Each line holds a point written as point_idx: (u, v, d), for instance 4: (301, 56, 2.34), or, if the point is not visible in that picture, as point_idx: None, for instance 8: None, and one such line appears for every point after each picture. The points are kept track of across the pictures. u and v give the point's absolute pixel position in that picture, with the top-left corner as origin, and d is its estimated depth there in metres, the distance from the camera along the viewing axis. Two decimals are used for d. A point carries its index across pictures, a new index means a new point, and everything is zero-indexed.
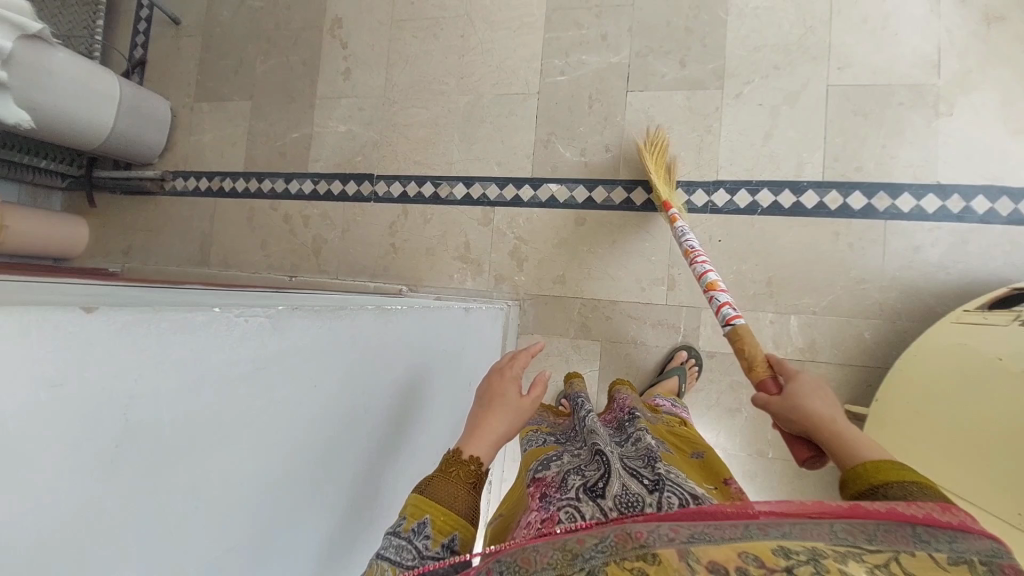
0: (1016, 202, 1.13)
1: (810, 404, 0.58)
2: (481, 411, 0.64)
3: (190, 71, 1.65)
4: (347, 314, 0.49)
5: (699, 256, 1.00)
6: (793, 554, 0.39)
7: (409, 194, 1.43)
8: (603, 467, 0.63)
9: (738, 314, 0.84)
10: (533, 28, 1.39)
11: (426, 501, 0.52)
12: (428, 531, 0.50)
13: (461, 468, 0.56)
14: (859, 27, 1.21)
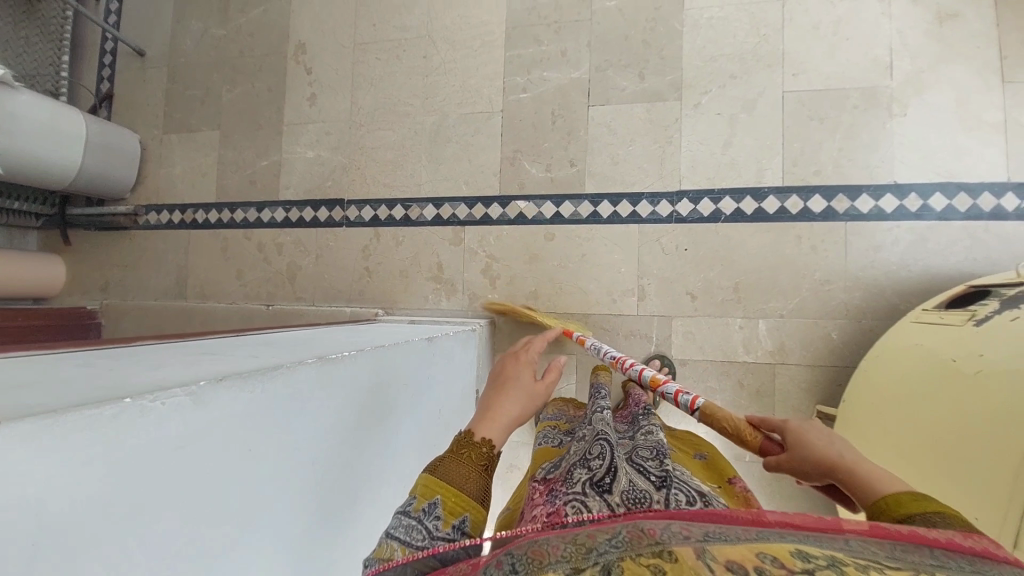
0: (974, 197, 1.15)
1: (815, 448, 0.56)
2: (494, 395, 0.70)
3: (157, 103, 1.65)
4: (277, 371, 0.49)
5: (625, 362, 0.97)
6: (813, 558, 0.36)
7: (380, 218, 1.44)
8: (608, 462, 0.66)
9: (695, 396, 0.78)
10: (494, 46, 1.40)
11: (437, 483, 0.55)
12: (438, 512, 0.52)
13: (472, 451, 0.59)
14: (811, 33, 1.23)
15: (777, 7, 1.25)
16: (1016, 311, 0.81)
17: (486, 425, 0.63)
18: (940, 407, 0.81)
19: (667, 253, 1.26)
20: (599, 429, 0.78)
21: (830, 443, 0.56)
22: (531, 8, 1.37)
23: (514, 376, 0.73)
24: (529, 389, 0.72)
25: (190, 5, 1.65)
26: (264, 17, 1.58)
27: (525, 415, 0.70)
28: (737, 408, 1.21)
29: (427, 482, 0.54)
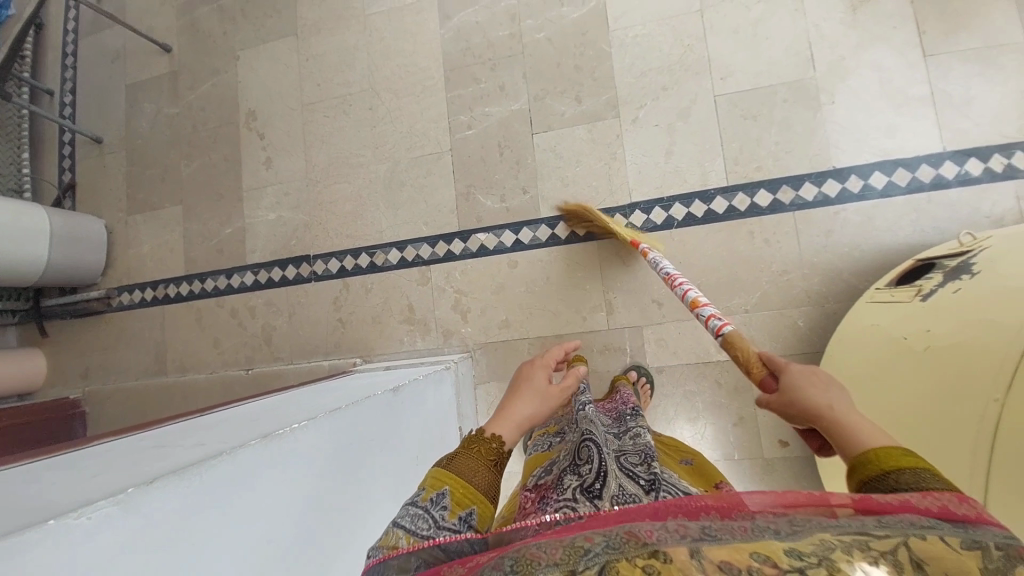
0: (913, 171, 1.18)
1: (806, 395, 0.57)
2: (509, 397, 0.70)
3: (119, 186, 1.69)
4: (202, 469, 0.49)
5: (676, 279, 0.99)
6: (806, 556, 0.35)
7: (347, 268, 1.46)
8: (598, 465, 0.64)
9: (726, 323, 0.83)
10: (435, 89, 1.44)
11: (447, 474, 0.56)
12: (446, 503, 0.53)
13: (483, 446, 0.60)
14: (732, 38, 1.28)
15: (697, 18, 1.30)
16: (959, 285, 0.82)
17: (498, 422, 0.65)
18: (911, 379, 0.79)
19: (628, 264, 1.28)
20: (585, 427, 0.75)
21: (822, 393, 0.56)
22: (465, 49, 1.42)
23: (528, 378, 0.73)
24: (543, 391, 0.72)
25: (141, 88, 1.70)
26: (213, 91, 1.63)
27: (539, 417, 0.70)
28: (720, 407, 1.22)
29: (436, 474, 0.56)
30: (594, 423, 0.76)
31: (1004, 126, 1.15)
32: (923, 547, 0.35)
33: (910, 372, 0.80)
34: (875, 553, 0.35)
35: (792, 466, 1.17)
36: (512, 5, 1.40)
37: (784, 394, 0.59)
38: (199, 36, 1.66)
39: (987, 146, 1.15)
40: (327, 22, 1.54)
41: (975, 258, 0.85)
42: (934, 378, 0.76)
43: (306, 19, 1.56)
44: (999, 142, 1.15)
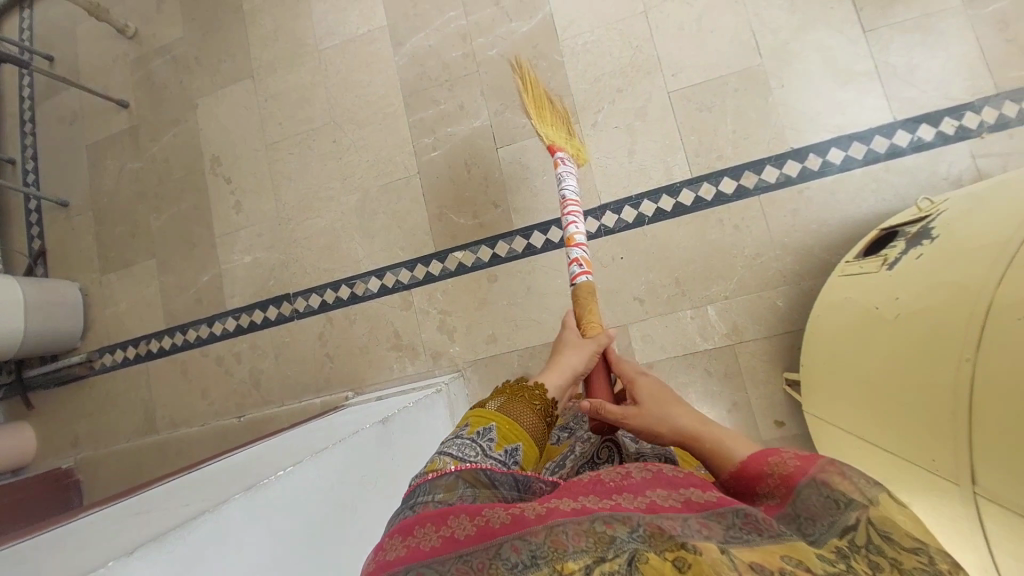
0: (867, 144, 1.21)
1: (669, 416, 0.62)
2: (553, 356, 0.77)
3: (90, 247, 1.67)
4: (175, 541, 0.49)
5: (569, 205, 0.99)
6: (834, 563, 0.39)
7: (329, 301, 1.45)
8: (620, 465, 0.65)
9: (581, 274, 0.93)
10: (396, 114, 1.45)
11: (493, 413, 0.61)
12: (492, 436, 0.58)
13: (528, 393, 0.65)
14: (678, 35, 1.31)
15: (642, 20, 1.33)
16: (920, 251, 0.84)
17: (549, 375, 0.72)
18: (889, 346, 0.81)
19: (605, 265, 1.29)
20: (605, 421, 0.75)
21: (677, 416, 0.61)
22: (421, 73, 1.44)
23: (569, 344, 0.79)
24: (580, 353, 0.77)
25: (102, 147, 1.69)
26: (175, 141, 1.62)
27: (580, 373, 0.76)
28: (713, 396, 1.22)
29: (482, 413, 0.61)
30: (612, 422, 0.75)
31: (949, 89, 1.18)
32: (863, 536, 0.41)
33: (887, 337, 0.81)
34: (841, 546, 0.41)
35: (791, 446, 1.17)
36: (462, 26, 1.43)
37: (647, 413, 0.63)
38: (156, 89, 1.66)
39: (935, 110, 1.19)
40: (282, 61, 1.55)
41: (933, 223, 0.87)
42: (912, 345, 0.76)
43: (261, 61, 1.57)
44: (946, 106, 1.18)
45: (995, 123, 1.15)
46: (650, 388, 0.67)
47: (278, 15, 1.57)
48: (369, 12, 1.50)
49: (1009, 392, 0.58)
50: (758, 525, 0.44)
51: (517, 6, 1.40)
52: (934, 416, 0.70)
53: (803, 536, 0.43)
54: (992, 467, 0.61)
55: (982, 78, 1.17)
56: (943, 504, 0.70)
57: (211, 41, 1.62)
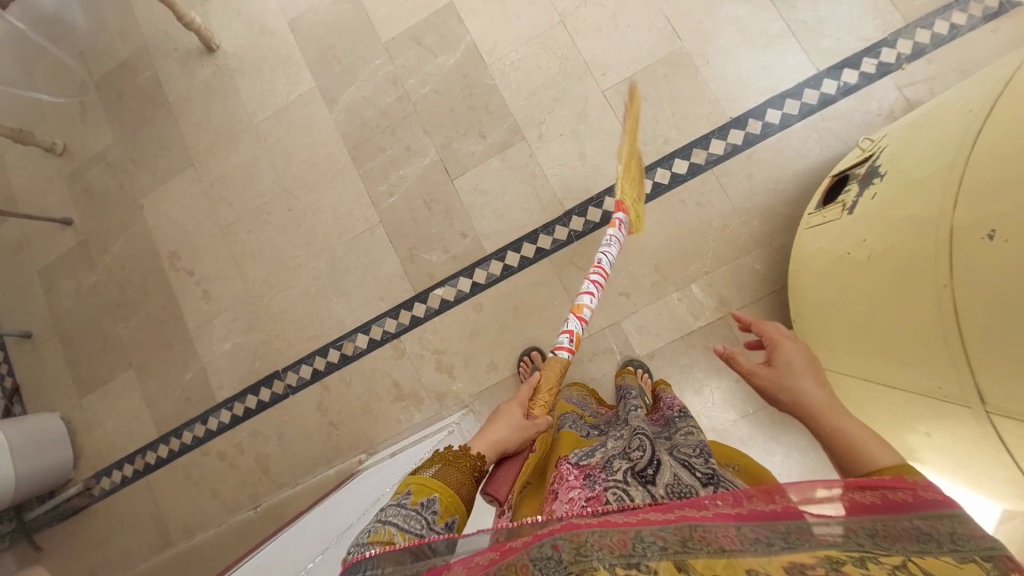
0: (799, 98, 1.26)
1: (803, 393, 0.66)
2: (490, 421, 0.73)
3: (64, 372, 1.60)
4: None
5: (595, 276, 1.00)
6: (809, 568, 0.38)
7: (320, 369, 1.43)
8: (652, 455, 0.68)
9: (566, 348, 0.94)
10: (346, 170, 1.45)
11: (434, 482, 0.60)
12: (435, 507, 0.58)
13: (466, 459, 0.64)
14: (598, 35, 1.35)
15: (562, 28, 1.36)
16: (874, 190, 0.87)
17: (481, 441, 0.69)
18: (867, 287, 0.83)
19: (584, 269, 1.30)
20: (635, 425, 0.79)
21: (818, 393, 0.65)
22: (361, 124, 1.44)
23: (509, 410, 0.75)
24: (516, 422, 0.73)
25: (54, 269, 1.64)
26: (128, 245, 1.58)
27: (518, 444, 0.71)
28: (719, 370, 1.24)
29: (425, 481, 0.60)
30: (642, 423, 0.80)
31: (861, 31, 1.25)
32: (930, 562, 0.38)
33: (864, 280, 0.84)
34: (888, 566, 0.38)
35: None
36: (391, 71, 1.44)
37: (777, 380, 0.68)
38: (97, 198, 1.62)
39: (854, 54, 1.24)
40: (220, 143, 1.54)
41: (879, 160, 0.91)
42: (889, 282, 0.78)
43: (198, 147, 1.55)
44: (862, 47, 1.24)
45: (911, 53, 1.22)
46: (800, 357, 0.70)
47: (206, 100, 1.56)
48: (296, 77, 1.50)
49: (994, 310, 0.60)
50: (718, 534, 0.45)
51: (439, 40, 1.42)
52: (927, 346, 0.72)
53: (778, 542, 0.42)
54: (997, 382, 0.62)
55: (888, 14, 1.24)
56: (962, 427, 0.72)
57: (144, 139, 1.60)
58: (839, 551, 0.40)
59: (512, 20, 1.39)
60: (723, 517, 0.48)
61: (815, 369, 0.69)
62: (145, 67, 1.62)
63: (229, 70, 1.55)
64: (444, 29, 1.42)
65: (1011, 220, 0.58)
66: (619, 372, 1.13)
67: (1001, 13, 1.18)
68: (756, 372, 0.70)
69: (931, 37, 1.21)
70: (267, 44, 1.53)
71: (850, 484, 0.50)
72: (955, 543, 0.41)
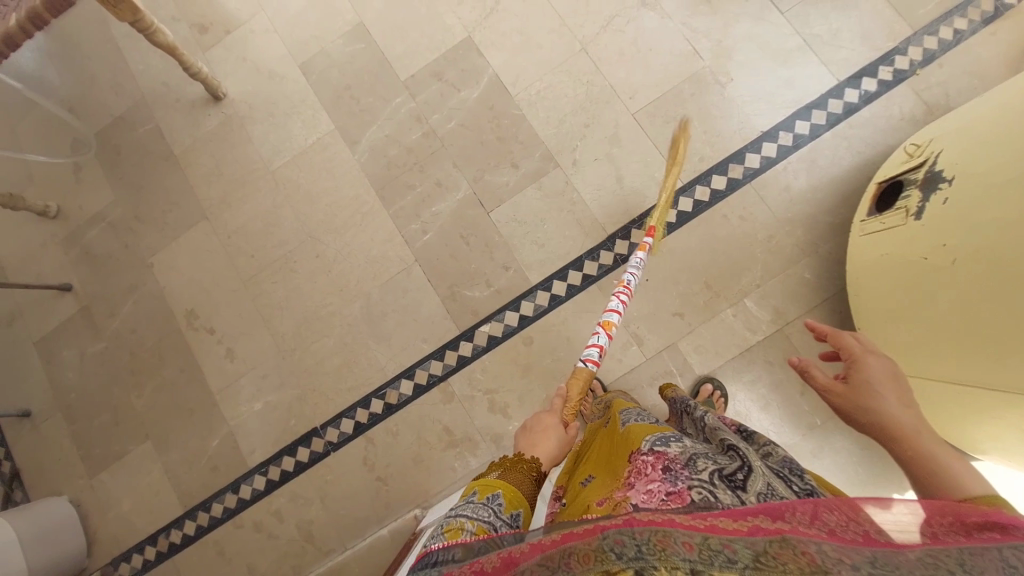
0: (825, 108, 1.29)
1: (884, 413, 0.61)
2: (539, 427, 0.74)
3: (72, 451, 1.46)
4: None
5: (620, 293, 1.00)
6: None
7: (362, 422, 1.34)
8: (743, 460, 0.62)
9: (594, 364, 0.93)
10: (374, 211, 1.40)
11: (497, 481, 0.63)
12: (500, 500, 0.60)
13: (523, 463, 0.66)
14: (621, 60, 1.35)
15: (584, 56, 1.37)
16: (943, 195, 0.89)
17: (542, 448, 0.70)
18: (947, 288, 0.85)
19: (634, 292, 1.29)
20: (717, 432, 0.74)
21: (901, 412, 0.60)
22: (387, 163, 1.41)
23: (550, 419, 0.76)
24: (564, 436, 0.74)
25: (54, 340, 1.51)
26: (138, 308, 1.48)
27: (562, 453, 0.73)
28: (782, 383, 1.22)
29: (487, 481, 0.62)
30: (723, 428, 0.76)
31: (873, 42, 1.29)
32: None
33: (938, 286, 0.86)
34: None
35: None
36: (413, 108, 1.41)
37: (852, 398, 0.64)
38: (100, 261, 1.51)
39: (869, 63, 1.29)
40: (234, 193, 1.46)
41: (938, 165, 0.93)
42: (983, 285, 0.79)
43: (210, 199, 1.48)
44: (877, 56, 1.29)
45: (923, 59, 1.27)
46: (883, 376, 0.64)
47: (215, 150, 1.49)
48: (312, 121, 1.45)
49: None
50: (797, 551, 0.41)
51: (460, 75, 1.40)
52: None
53: (866, 565, 0.39)
54: None
55: (896, 23, 1.29)
56: None
57: (149, 194, 1.51)
58: None
59: (533, 50, 1.39)
60: (807, 533, 0.44)
61: (899, 388, 0.64)
62: (146, 120, 1.54)
63: (239, 119, 1.49)
64: (464, 63, 1.41)
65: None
66: (664, 387, 1.09)
67: (999, 15, 1.26)
68: (830, 390, 0.66)
69: (939, 43, 1.27)
70: (277, 89, 1.48)
71: (934, 512, 0.47)
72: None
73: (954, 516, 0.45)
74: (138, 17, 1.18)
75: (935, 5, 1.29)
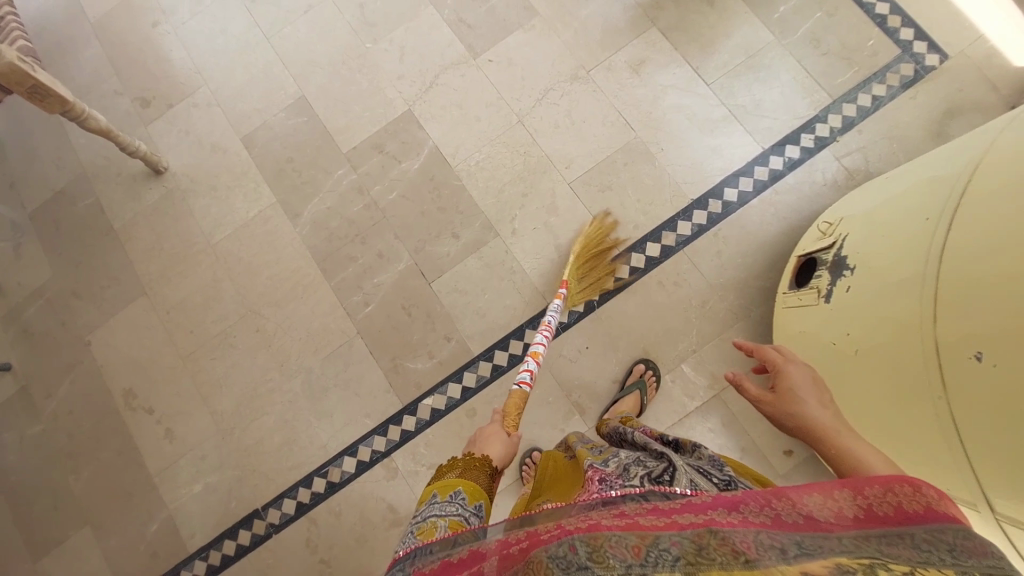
0: (752, 175, 1.33)
1: (802, 414, 0.66)
2: (485, 432, 0.85)
3: (4, 541, 1.38)
4: None
5: (544, 327, 1.13)
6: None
7: (304, 502, 1.31)
8: (669, 461, 0.65)
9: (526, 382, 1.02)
10: (316, 284, 1.39)
11: (456, 479, 0.72)
12: (462, 495, 0.69)
13: (476, 462, 0.76)
14: (557, 131, 1.39)
15: (520, 127, 1.40)
16: (847, 282, 0.92)
17: (488, 448, 0.80)
18: (855, 377, 0.85)
19: (575, 360, 1.30)
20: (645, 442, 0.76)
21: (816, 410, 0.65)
22: (328, 236, 1.41)
23: (495, 429, 0.85)
24: (511, 440, 0.84)
25: None
26: (76, 386, 1.43)
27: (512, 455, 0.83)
28: (722, 449, 1.23)
29: (446, 482, 0.71)
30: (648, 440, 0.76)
31: (795, 110, 1.34)
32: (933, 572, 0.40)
33: (844, 374, 0.88)
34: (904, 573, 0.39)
35: (809, 470, 1.19)
36: (355, 180, 1.42)
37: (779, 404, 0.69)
38: (36, 339, 1.47)
39: (792, 130, 1.34)
40: (176, 267, 1.45)
41: (844, 250, 0.97)
42: (880, 377, 0.80)
43: (151, 273, 1.45)
44: (799, 124, 1.34)
45: (842, 126, 1.32)
46: (804, 380, 0.69)
47: (157, 223, 1.48)
48: (255, 193, 1.45)
49: (997, 434, 0.62)
50: (732, 542, 0.44)
51: (401, 147, 1.42)
52: (926, 449, 0.74)
53: (792, 549, 0.43)
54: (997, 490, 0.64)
55: (816, 92, 1.34)
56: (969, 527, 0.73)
57: (88, 269, 1.48)
58: (852, 559, 0.41)
59: (472, 122, 1.41)
60: (753, 525, 0.47)
61: (819, 391, 0.69)
62: (86, 194, 1.52)
63: (181, 192, 1.48)
64: (404, 136, 1.43)
65: (997, 346, 0.61)
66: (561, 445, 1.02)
67: (916, 80, 1.31)
68: (761, 400, 0.69)
69: (857, 109, 1.32)
70: (220, 163, 1.48)
71: (863, 484, 0.50)
72: (956, 559, 0.42)
73: (874, 484, 0.50)
74: (67, 107, 1.17)
75: (853, 74, 1.34)
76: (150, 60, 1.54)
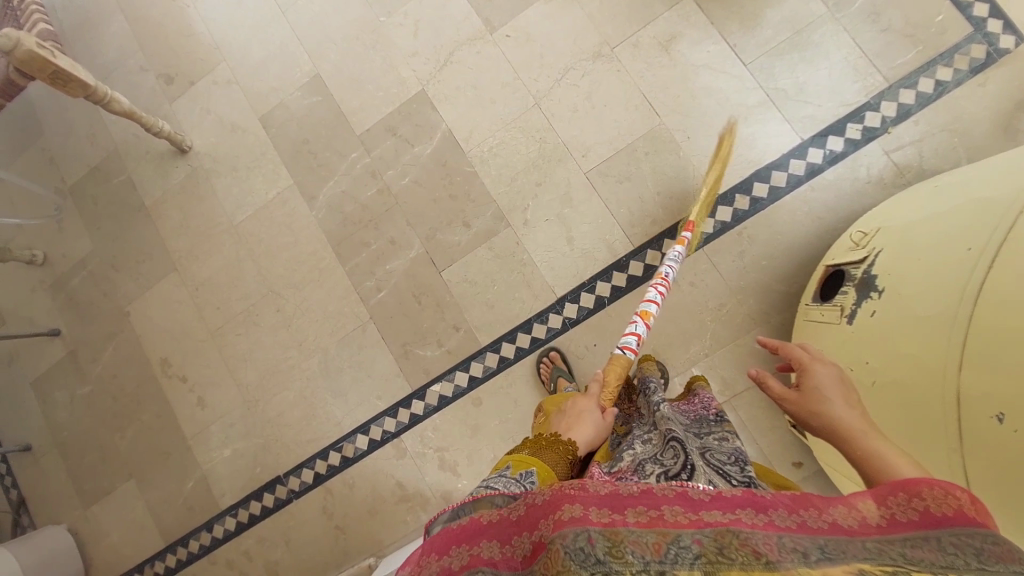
0: (786, 169, 1.22)
1: (832, 414, 0.58)
2: (582, 410, 0.76)
3: (66, 485, 1.56)
4: None
5: (661, 279, 0.96)
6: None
7: (322, 472, 1.40)
8: (687, 461, 0.62)
9: (632, 349, 0.88)
10: (331, 267, 1.42)
11: (529, 459, 0.65)
12: (533, 478, 0.61)
13: (560, 446, 0.68)
14: (576, 117, 1.31)
15: (537, 111, 1.33)
16: (873, 307, 0.85)
17: (579, 432, 0.72)
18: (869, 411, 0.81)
19: (582, 356, 1.28)
20: (664, 426, 0.73)
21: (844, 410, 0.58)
22: (343, 221, 1.42)
23: (587, 403, 0.77)
24: (601, 420, 0.76)
25: (47, 382, 1.60)
26: (119, 353, 1.55)
27: (601, 437, 0.75)
28: None
29: (521, 459, 0.65)
30: (672, 420, 0.75)
31: (843, 96, 1.21)
32: None
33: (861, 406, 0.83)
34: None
35: (816, 481, 1.17)
36: (369, 163, 1.41)
37: (805, 402, 0.61)
38: (83, 307, 1.58)
39: (837, 120, 1.21)
40: (202, 246, 1.50)
41: (875, 268, 0.89)
42: (894, 415, 0.76)
43: (179, 250, 1.52)
44: (846, 112, 1.21)
45: (896, 115, 1.18)
46: (829, 383, 0.62)
47: (183, 202, 1.53)
48: (273, 175, 1.47)
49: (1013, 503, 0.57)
50: (751, 543, 0.41)
51: (414, 130, 1.39)
52: None
53: (814, 553, 0.40)
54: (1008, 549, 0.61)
55: (869, 75, 1.20)
56: None
57: (124, 244, 1.57)
58: (873, 566, 0.38)
59: (487, 105, 1.35)
60: (778, 526, 0.44)
61: (848, 394, 0.61)
62: (119, 170, 1.58)
63: (204, 171, 1.51)
64: (418, 118, 1.39)
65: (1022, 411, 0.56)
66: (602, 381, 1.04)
67: (990, 63, 1.14)
68: (785, 397, 0.63)
69: (916, 96, 1.17)
70: (240, 143, 1.49)
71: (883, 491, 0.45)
72: (981, 563, 0.38)
73: (900, 484, 0.44)
74: (90, 90, 1.20)
75: (915, 55, 1.18)
76: (171, 34, 1.54)
